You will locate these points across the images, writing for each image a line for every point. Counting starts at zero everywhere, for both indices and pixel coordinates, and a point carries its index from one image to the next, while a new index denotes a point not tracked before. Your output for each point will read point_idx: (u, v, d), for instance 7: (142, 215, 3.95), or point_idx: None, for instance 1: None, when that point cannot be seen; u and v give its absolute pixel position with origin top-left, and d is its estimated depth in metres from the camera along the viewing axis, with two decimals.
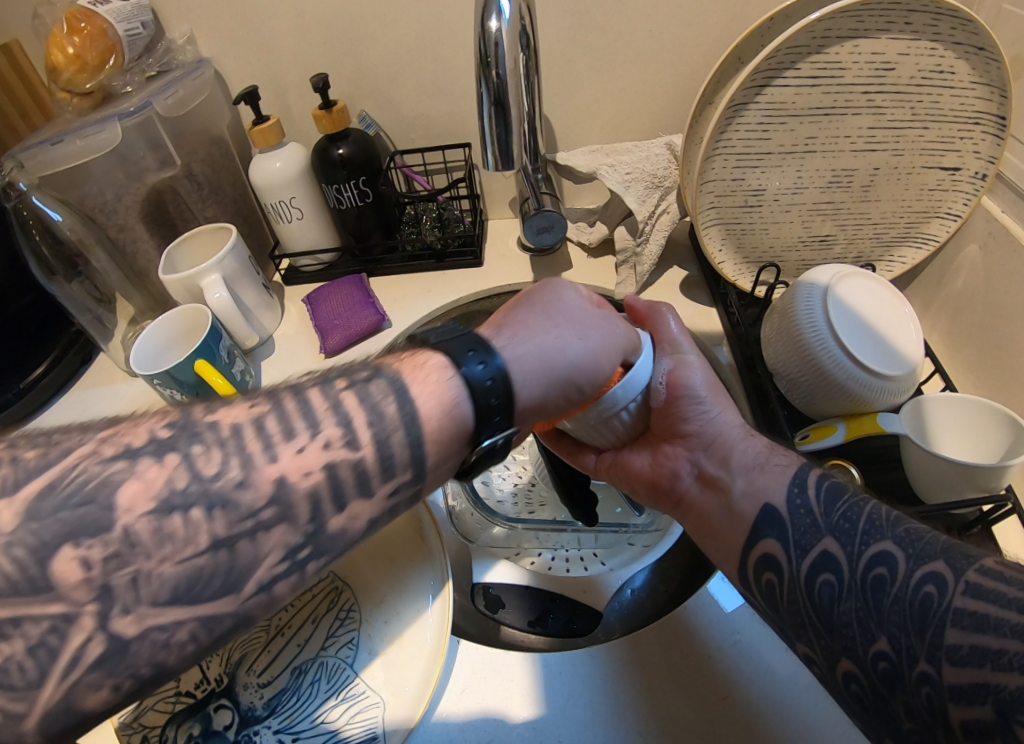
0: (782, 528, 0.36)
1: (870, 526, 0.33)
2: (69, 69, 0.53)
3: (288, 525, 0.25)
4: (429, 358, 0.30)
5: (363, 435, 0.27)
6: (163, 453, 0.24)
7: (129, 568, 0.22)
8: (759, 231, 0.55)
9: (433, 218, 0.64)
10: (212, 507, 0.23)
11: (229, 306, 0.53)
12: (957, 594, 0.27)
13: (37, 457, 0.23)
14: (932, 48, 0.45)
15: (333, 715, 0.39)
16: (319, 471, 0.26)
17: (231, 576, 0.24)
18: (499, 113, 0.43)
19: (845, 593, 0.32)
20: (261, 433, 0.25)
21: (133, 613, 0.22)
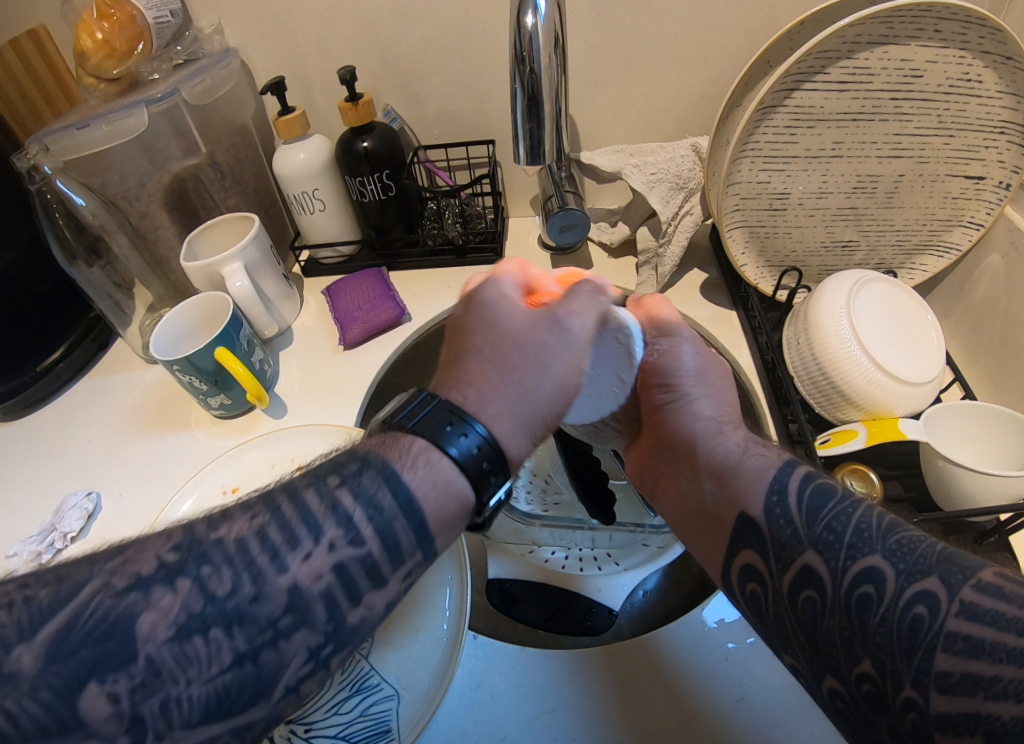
0: (762, 539, 0.33)
1: (857, 539, 0.29)
2: (97, 55, 0.53)
3: (307, 628, 0.26)
4: (410, 443, 0.30)
5: (366, 530, 0.28)
6: (173, 579, 0.25)
7: (158, 695, 0.24)
8: (781, 235, 0.55)
9: (455, 214, 0.63)
10: (230, 625, 0.25)
11: (250, 295, 0.53)
12: (949, 615, 0.25)
13: (50, 597, 0.24)
14: (961, 57, 0.44)
15: (345, 707, 0.38)
16: (329, 572, 0.27)
17: (260, 682, 0.25)
18: (531, 106, 0.44)
19: (828, 611, 0.29)
20: (266, 543, 0.27)
21: (166, 740, 0.24)
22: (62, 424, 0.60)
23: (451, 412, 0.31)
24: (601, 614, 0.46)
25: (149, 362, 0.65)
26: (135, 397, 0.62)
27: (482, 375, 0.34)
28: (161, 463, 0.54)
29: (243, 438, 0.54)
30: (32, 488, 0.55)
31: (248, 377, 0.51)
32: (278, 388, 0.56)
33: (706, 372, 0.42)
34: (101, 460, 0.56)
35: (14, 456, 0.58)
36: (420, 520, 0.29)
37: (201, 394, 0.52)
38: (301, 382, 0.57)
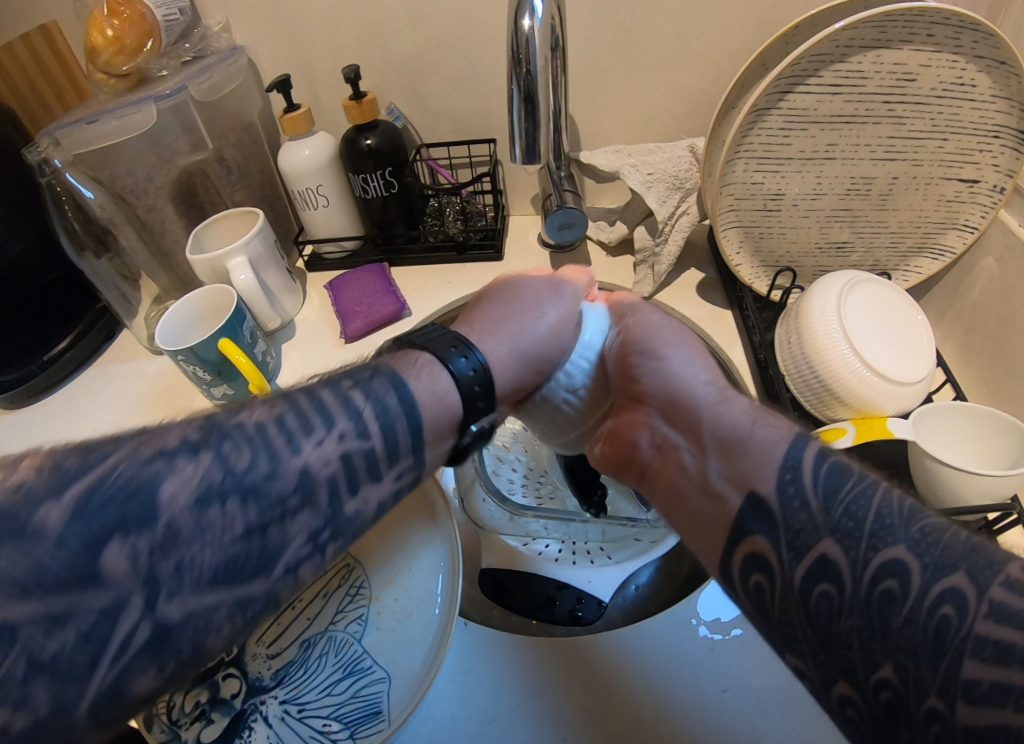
0: (772, 526, 0.31)
1: (878, 525, 0.28)
2: (108, 51, 0.55)
3: (311, 510, 0.27)
4: (421, 355, 0.34)
5: (372, 426, 0.30)
6: (197, 449, 0.25)
7: (177, 555, 0.23)
8: (776, 236, 0.56)
9: (456, 211, 0.64)
10: (246, 496, 0.25)
11: (254, 289, 0.54)
12: (979, 617, 0.23)
13: (78, 462, 0.23)
14: (954, 61, 0.45)
15: (338, 688, 0.39)
16: (336, 459, 0.28)
17: (264, 559, 0.26)
18: (528, 107, 0.45)
19: (846, 608, 0.27)
20: (283, 427, 0.28)
21: (178, 597, 0.23)
22: (69, 411, 0.62)
23: (456, 342, 0.36)
24: (590, 604, 0.47)
25: (155, 352, 0.67)
26: (141, 386, 0.63)
27: (490, 316, 0.44)
28: None
29: None
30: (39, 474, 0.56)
31: (251, 368, 0.52)
32: (279, 380, 0.57)
33: (687, 345, 0.43)
34: None
35: (21, 442, 0.59)
36: (415, 404, 0.31)
37: (204, 384, 0.53)
38: (302, 375, 0.58)
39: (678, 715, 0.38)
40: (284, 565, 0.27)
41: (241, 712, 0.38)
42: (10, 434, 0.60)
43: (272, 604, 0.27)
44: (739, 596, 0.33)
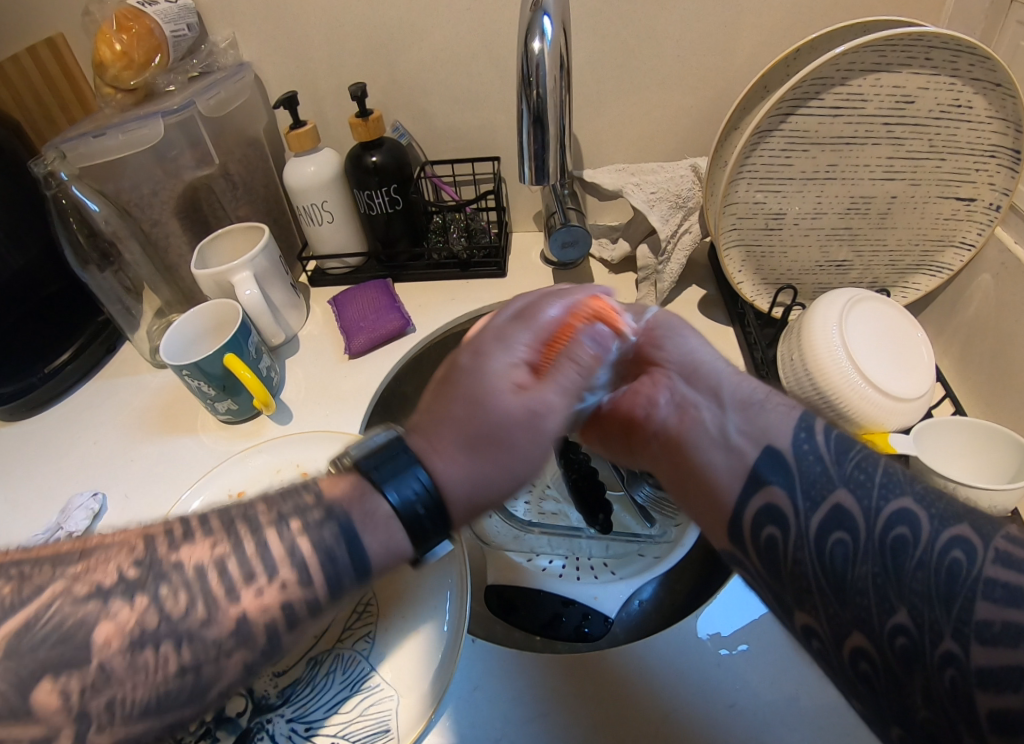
0: (788, 475, 0.34)
1: (888, 480, 0.31)
2: (116, 65, 0.55)
3: (248, 649, 0.25)
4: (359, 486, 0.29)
5: (316, 572, 0.27)
6: (132, 593, 0.24)
7: (105, 694, 0.23)
8: (778, 254, 0.57)
9: (460, 229, 0.66)
10: (178, 642, 0.24)
11: (259, 303, 0.55)
12: (987, 562, 0.25)
13: (11, 593, 0.23)
14: (951, 84, 0.46)
15: (346, 706, 0.39)
16: (275, 606, 0.26)
17: (198, 689, 0.24)
18: (538, 127, 0.45)
19: (861, 554, 0.29)
20: (223, 577, 0.25)
21: (109, 729, 0.23)
22: (69, 424, 0.62)
23: (406, 457, 0.29)
24: (597, 620, 0.46)
25: (157, 365, 0.67)
26: (143, 399, 0.63)
27: (451, 420, 0.31)
28: (168, 466, 0.55)
29: (250, 443, 0.55)
30: (38, 487, 0.56)
31: (256, 384, 0.52)
32: (283, 395, 0.57)
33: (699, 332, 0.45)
34: (108, 462, 0.57)
35: (22, 454, 0.59)
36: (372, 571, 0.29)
37: (208, 399, 0.53)
38: (306, 389, 0.58)
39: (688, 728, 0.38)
40: (221, 690, 0.25)
41: (247, 730, 0.38)
42: (11, 448, 0.60)
43: (213, 712, 0.26)
44: (751, 562, 0.34)
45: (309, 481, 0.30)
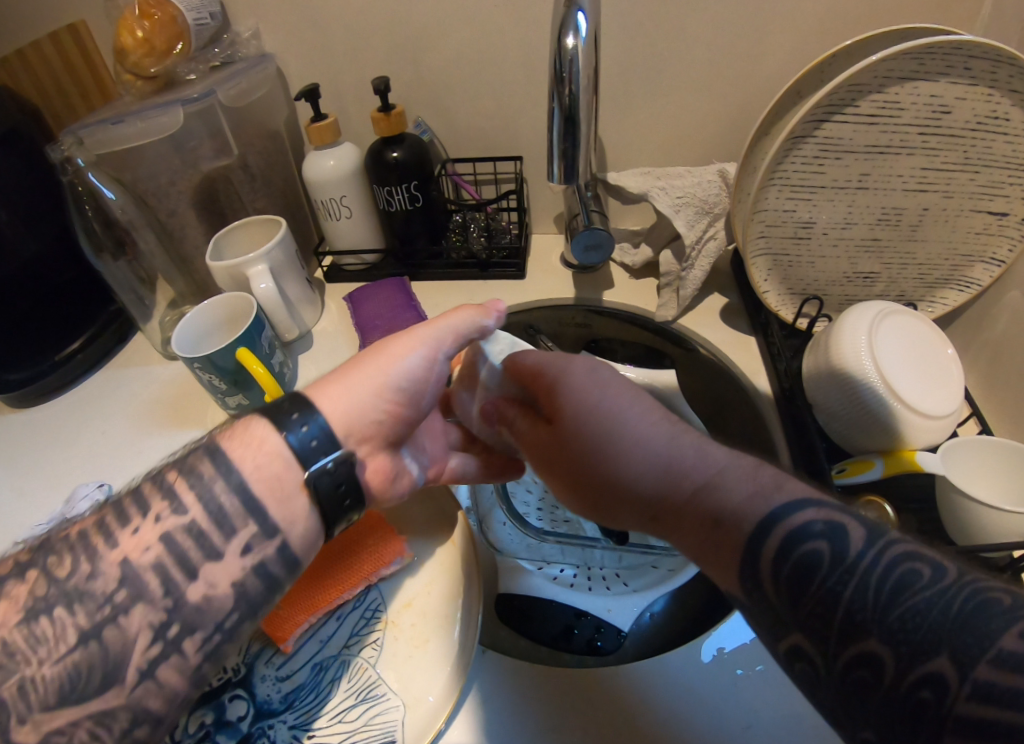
0: (749, 603, 0.29)
1: (853, 613, 0.25)
2: (137, 52, 0.55)
3: (144, 604, 0.30)
4: (249, 422, 0.34)
5: (141, 584, 0.30)
6: (23, 571, 0.30)
7: (14, 678, 0.28)
8: (804, 265, 0.56)
9: (480, 228, 0.66)
10: (69, 603, 0.29)
11: (274, 297, 0.54)
12: (960, 698, 0.22)
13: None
14: (990, 95, 0.45)
15: (351, 715, 0.39)
16: (122, 567, 0.30)
17: (108, 675, 0.29)
18: (569, 126, 0.44)
19: (823, 683, 0.25)
20: (103, 529, 0.31)
21: (28, 720, 0.27)
22: (78, 413, 0.61)
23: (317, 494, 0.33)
24: (609, 634, 0.45)
25: (168, 357, 0.66)
26: (153, 390, 0.62)
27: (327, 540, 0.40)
28: None
29: None
30: (44, 475, 0.55)
31: (269, 378, 0.50)
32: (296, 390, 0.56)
33: (629, 410, 0.37)
34: (115, 453, 0.56)
35: (29, 442, 0.59)
36: (243, 489, 0.32)
37: (219, 393, 0.52)
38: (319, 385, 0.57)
39: None
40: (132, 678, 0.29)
41: (248, 735, 0.38)
42: (19, 433, 0.60)
43: (141, 715, 0.30)
44: None
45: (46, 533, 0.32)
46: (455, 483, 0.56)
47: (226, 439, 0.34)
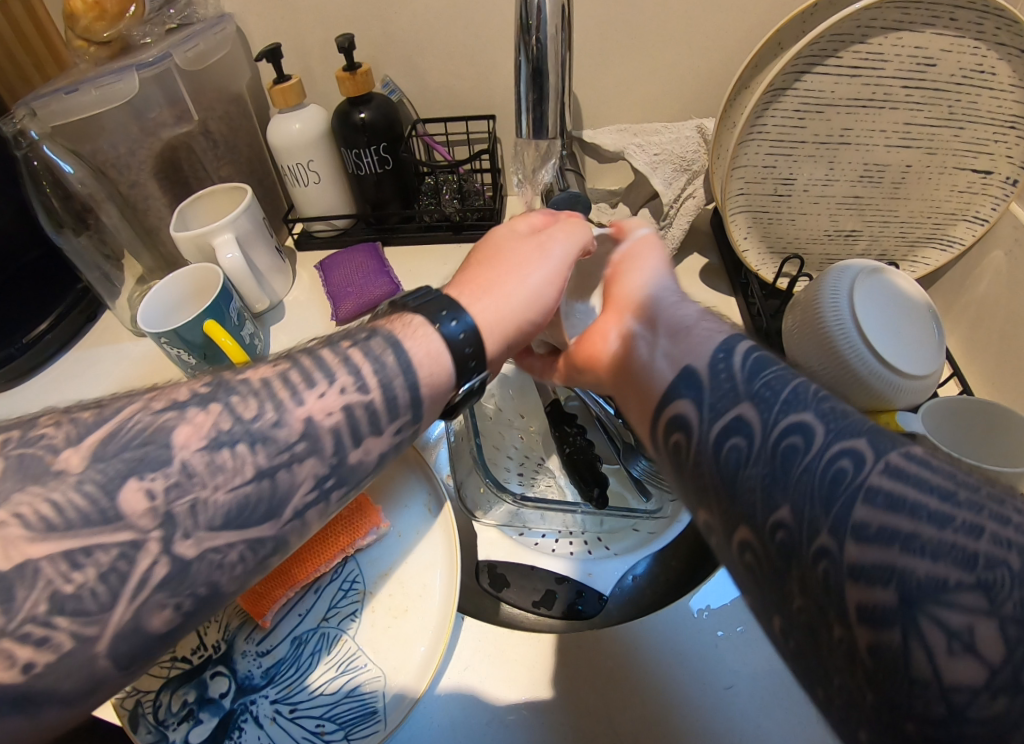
0: (700, 387, 0.30)
1: (793, 395, 0.27)
2: (87, 16, 0.52)
3: (318, 457, 0.29)
4: (422, 325, 0.34)
5: (324, 434, 0.29)
6: (206, 402, 0.28)
7: (189, 496, 0.26)
8: (785, 222, 0.54)
9: (453, 189, 0.62)
10: (254, 442, 0.27)
11: (241, 268, 0.52)
12: (876, 470, 0.23)
13: (94, 417, 0.27)
14: (975, 47, 0.43)
15: (332, 686, 0.38)
16: (327, 418, 0.29)
17: (274, 502, 0.27)
18: (536, 79, 0.42)
19: (753, 457, 0.26)
20: (287, 383, 0.29)
21: (193, 537, 0.25)
22: (47, 396, 0.60)
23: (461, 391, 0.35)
24: (590, 598, 0.45)
25: (139, 335, 0.65)
26: (124, 369, 0.61)
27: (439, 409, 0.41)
28: None
29: None
30: None
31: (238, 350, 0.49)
32: None
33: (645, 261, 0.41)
34: None
35: None
36: (417, 387, 0.32)
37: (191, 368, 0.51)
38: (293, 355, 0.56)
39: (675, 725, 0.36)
40: (292, 512, 0.28)
41: (230, 712, 0.37)
42: None
43: (282, 548, 0.29)
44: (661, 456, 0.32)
45: (208, 375, 0.30)
46: (434, 451, 0.55)
47: (396, 322, 0.34)
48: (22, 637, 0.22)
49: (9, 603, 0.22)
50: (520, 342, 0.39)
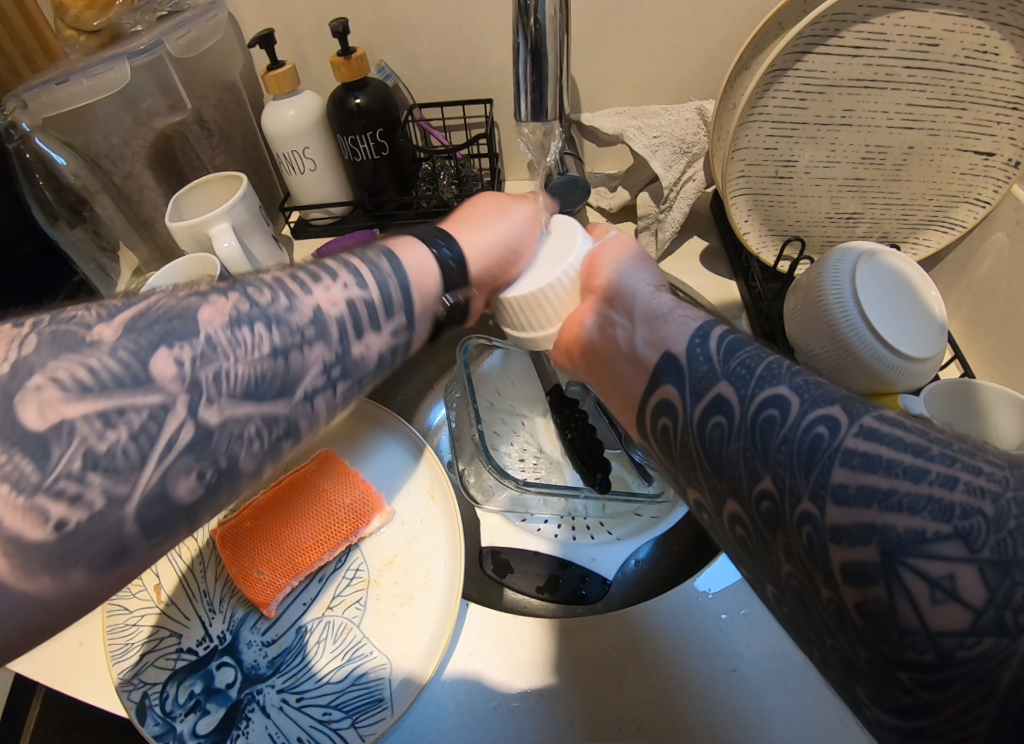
0: (680, 373, 0.30)
1: (767, 371, 0.27)
2: (77, 5, 0.51)
3: (326, 343, 0.30)
4: (411, 240, 0.36)
5: (330, 321, 0.30)
6: (225, 291, 0.29)
7: (212, 365, 0.26)
8: (785, 205, 0.54)
9: (451, 175, 0.61)
10: (270, 323, 0.28)
11: (238, 257, 0.51)
12: (849, 435, 0.23)
13: (121, 303, 0.27)
14: (978, 27, 0.43)
15: (338, 675, 0.38)
16: (341, 305, 0.31)
17: (287, 381, 0.28)
18: (534, 60, 0.41)
19: (734, 433, 0.27)
20: (296, 279, 0.31)
21: (216, 403, 0.26)
22: None
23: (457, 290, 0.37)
24: (595, 583, 0.45)
25: None
26: None
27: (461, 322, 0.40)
28: None
29: None
30: None
31: None
32: None
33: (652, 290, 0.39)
34: None
35: None
36: (408, 286, 0.34)
37: None
38: None
39: (682, 710, 0.36)
40: (303, 392, 0.29)
41: (237, 702, 0.37)
42: None
43: (295, 431, 0.29)
44: (651, 443, 0.33)
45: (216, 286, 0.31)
46: (436, 439, 0.56)
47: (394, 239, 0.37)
48: (56, 493, 0.22)
49: (45, 459, 0.22)
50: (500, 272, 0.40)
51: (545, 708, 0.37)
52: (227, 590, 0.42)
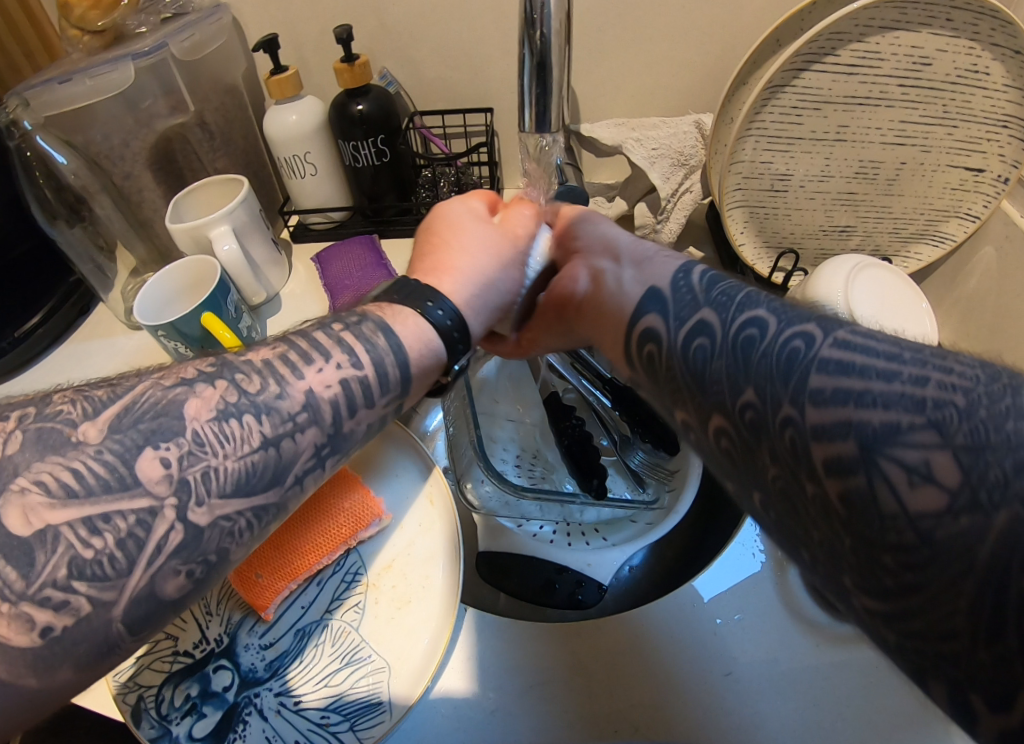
0: (664, 302, 0.32)
1: (745, 299, 0.28)
2: (82, 5, 0.51)
3: (317, 427, 0.31)
4: (403, 307, 0.36)
5: (322, 407, 0.31)
6: (213, 379, 0.29)
7: (201, 464, 0.27)
8: (781, 216, 0.55)
9: (450, 182, 0.62)
10: (260, 414, 0.29)
11: (238, 260, 0.52)
12: (824, 345, 0.23)
13: (107, 395, 0.27)
14: (970, 47, 0.44)
15: (336, 679, 0.38)
16: (335, 385, 0.31)
17: (277, 469, 0.29)
18: (538, 73, 0.42)
19: (717, 352, 0.27)
20: (286, 361, 0.31)
21: (206, 504, 0.27)
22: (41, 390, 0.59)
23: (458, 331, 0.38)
24: (590, 588, 0.46)
25: (132, 328, 0.64)
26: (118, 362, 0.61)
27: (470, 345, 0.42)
28: None
29: None
30: None
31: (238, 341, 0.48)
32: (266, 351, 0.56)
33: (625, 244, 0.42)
34: None
35: None
36: (406, 364, 0.34)
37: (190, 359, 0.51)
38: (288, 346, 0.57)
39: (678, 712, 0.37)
40: (293, 477, 0.30)
41: (235, 705, 0.37)
42: None
43: (282, 511, 0.30)
44: (638, 376, 0.33)
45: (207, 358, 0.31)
46: (432, 443, 0.56)
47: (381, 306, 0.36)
48: (41, 601, 0.22)
49: (30, 567, 0.23)
50: (495, 308, 0.42)
51: (540, 707, 0.37)
52: (223, 592, 0.42)
